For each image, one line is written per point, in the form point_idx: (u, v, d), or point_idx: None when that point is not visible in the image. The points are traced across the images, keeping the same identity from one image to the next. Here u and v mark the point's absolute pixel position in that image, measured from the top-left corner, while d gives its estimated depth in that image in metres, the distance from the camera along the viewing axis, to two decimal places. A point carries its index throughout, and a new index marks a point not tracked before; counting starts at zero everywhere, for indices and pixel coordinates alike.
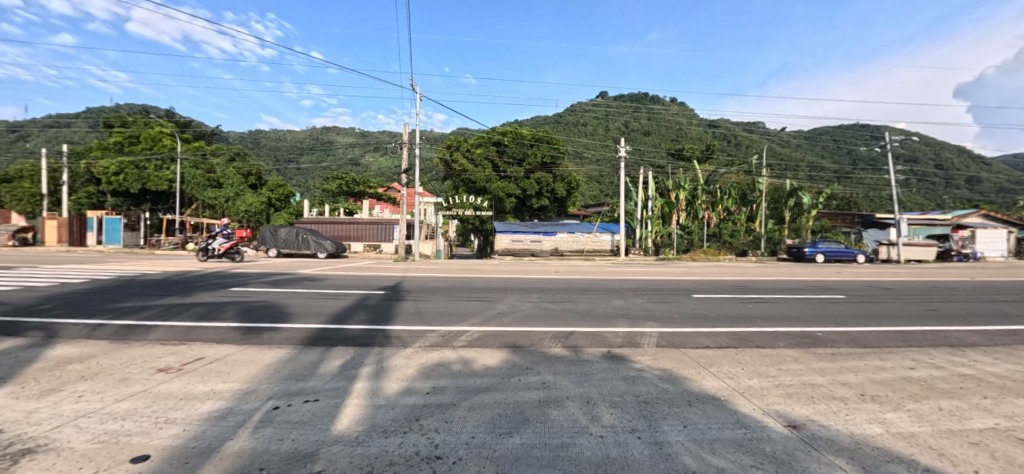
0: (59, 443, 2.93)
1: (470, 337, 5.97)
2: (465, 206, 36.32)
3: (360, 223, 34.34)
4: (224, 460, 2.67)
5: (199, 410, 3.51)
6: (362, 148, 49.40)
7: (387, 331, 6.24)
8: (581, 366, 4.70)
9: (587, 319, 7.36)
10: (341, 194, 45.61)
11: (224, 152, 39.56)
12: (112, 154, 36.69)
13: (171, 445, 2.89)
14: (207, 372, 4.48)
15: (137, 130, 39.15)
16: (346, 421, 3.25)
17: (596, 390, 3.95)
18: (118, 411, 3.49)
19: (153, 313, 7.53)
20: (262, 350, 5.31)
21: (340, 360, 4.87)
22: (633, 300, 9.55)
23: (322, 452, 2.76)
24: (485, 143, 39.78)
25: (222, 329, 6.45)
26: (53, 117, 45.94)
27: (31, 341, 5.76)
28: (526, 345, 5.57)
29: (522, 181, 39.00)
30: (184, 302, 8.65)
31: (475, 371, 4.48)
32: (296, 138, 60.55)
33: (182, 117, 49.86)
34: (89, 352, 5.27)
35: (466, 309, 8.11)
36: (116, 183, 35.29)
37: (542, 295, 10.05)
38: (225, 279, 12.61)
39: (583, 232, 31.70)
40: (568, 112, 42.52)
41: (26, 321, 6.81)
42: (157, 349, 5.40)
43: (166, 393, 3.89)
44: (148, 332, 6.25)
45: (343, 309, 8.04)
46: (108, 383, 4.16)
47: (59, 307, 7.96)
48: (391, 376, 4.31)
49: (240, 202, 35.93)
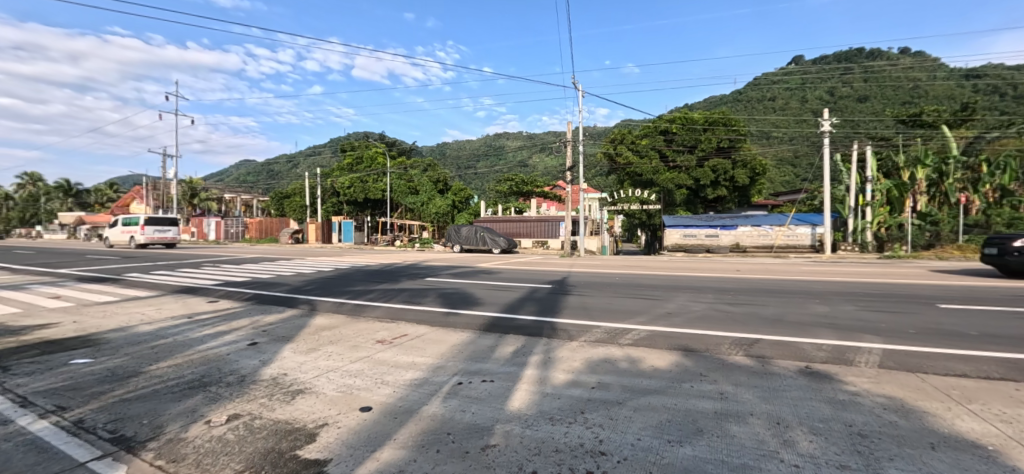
0: (317, 389, 3.96)
1: (637, 335, 5.78)
2: (631, 200, 34.95)
3: (531, 220, 36.46)
4: (421, 421, 3.19)
5: (405, 377, 4.25)
6: (528, 150, 52.44)
7: (554, 323, 6.53)
8: (769, 380, 4.06)
9: (776, 326, 6.30)
10: (511, 194, 49.79)
11: (420, 165, 46.94)
12: (346, 173, 47.70)
13: (386, 402, 3.59)
14: (410, 346, 5.40)
15: (361, 152, 49.86)
16: (517, 403, 3.52)
17: (789, 410, 3.35)
18: (352, 369, 4.50)
19: (374, 296, 9.47)
20: (449, 332, 6.13)
21: (512, 347, 5.27)
22: (844, 308, 7.71)
23: (497, 427, 3.05)
24: (651, 133, 37.87)
25: (421, 311, 7.73)
26: (311, 149, 61.97)
27: (301, 312, 7.93)
28: (701, 349, 5.08)
29: (694, 171, 35.60)
30: (394, 288, 10.61)
31: (643, 372, 4.30)
32: (473, 146, 68.15)
33: (391, 139, 61.29)
34: (335, 322, 6.96)
35: (632, 307, 7.82)
36: (349, 194, 45.58)
37: (718, 295, 9.02)
38: (420, 270, 15.01)
39: (772, 225, 27.36)
40: (750, 86, 37.39)
41: (299, 297, 9.39)
42: (377, 325, 6.76)
43: (380, 360, 4.82)
44: (370, 311, 7.89)
45: (515, 300, 8.72)
46: (346, 348, 5.40)
47: (316, 288, 10.71)
48: (558, 367, 4.48)
49: (432, 206, 41.81)
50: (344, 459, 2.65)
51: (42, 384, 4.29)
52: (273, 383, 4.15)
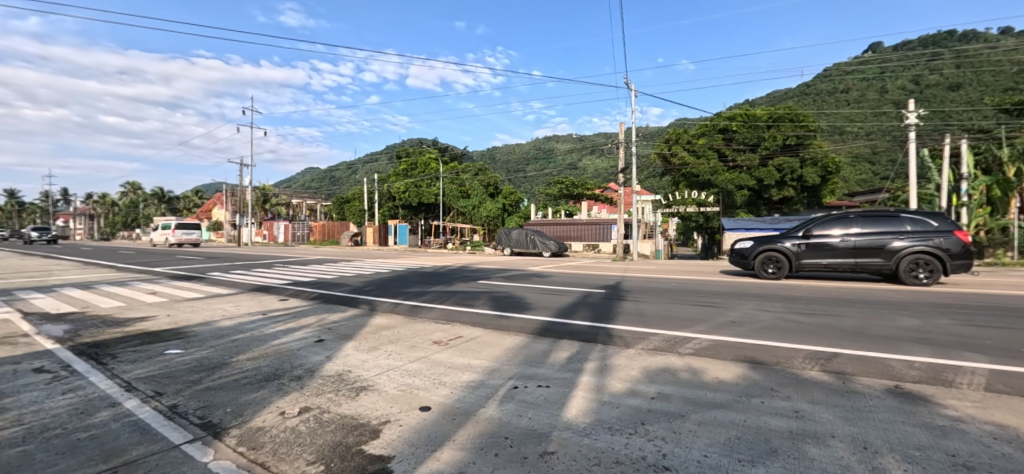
0: (379, 386, 4.12)
1: (698, 344, 5.51)
2: (687, 202, 33.40)
3: (581, 223, 36.09)
4: (479, 423, 3.22)
5: (461, 378, 4.33)
6: (579, 153, 52.03)
7: (610, 329, 6.38)
8: (851, 399, 3.71)
9: (857, 339, 5.75)
10: (561, 197, 49.84)
11: (471, 169, 47.98)
12: (402, 178, 49.73)
13: (444, 402, 3.66)
14: (466, 348, 5.50)
15: (415, 158, 51.68)
16: (574, 410, 3.47)
17: (876, 435, 3.04)
18: (410, 369, 4.65)
19: (429, 297, 9.74)
20: (502, 335, 6.18)
21: (566, 352, 5.21)
22: (938, 322, 6.90)
23: (554, 434, 3.01)
24: (708, 131, 36.30)
25: (475, 313, 7.86)
26: (370, 156, 65.24)
27: (362, 311, 8.32)
28: (770, 362, 4.76)
29: (757, 170, 33.61)
30: (448, 290, 10.87)
31: (706, 384, 4.09)
32: (523, 150, 68.62)
33: (443, 145, 63.13)
34: (394, 322, 7.24)
35: (692, 314, 7.47)
36: (404, 199, 47.38)
37: (788, 304, 8.39)
38: (473, 272, 15.28)
39: None
40: (820, 79, 34.77)
41: (360, 297, 9.87)
42: (433, 326, 6.94)
43: (437, 361, 4.94)
44: (426, 312, 8.13)
45: (568, 304, 8.63)
46: (405, 348, 5.60)
47: (375, 289, 11.22)
48: (615, 375, 4.36)
49: (482, 210, 42.46)
50: (406, 456, 2.74)
51: (143, 371, 4.80)
52: (339, 378, 4.38)
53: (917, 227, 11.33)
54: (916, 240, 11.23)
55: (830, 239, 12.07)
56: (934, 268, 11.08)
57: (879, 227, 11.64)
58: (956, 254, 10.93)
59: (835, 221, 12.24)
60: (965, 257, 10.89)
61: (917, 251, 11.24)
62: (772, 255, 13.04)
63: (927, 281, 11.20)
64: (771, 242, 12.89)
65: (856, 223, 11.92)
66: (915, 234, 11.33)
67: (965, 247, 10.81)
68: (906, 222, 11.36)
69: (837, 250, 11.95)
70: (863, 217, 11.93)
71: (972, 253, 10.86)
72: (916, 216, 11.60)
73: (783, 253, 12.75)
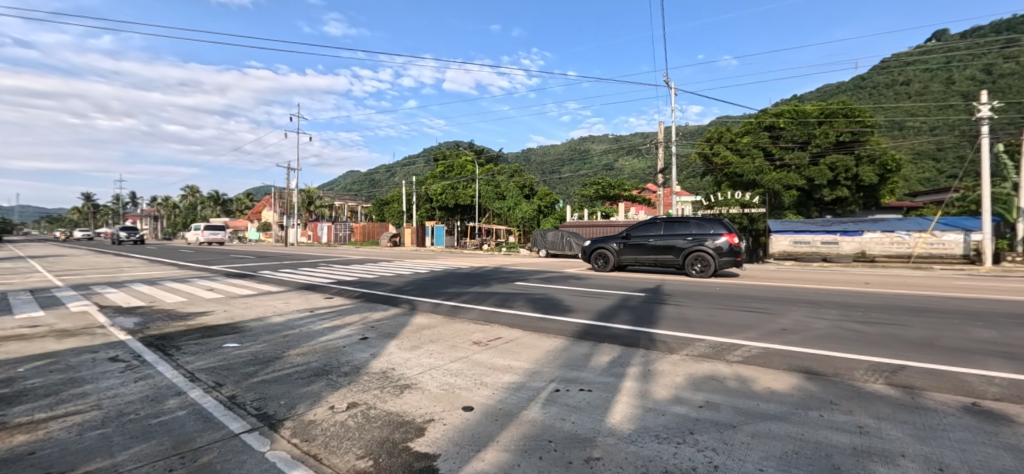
0: (422, 385, 4.20)
1: (747, 352, 5.28)
2: (730, 204, 31.50)
3: (618, 225, 35.53)
4: (521, 425, 3.22)
5: (502, 379, 4.35)
6: (615, 153, 51.27)
7: (652, 334, 6.23)
8: (922, 416, 3.43)
9: (925, 351, 5.33)
10: (597, 198, 49.38)
11: (507, 171, 48.22)
12: (439, 181, 50.75)
13: (487, 403, 3.69)
14: (505, 349, 5.52)
15: (451, 160, 52.50)
16: (618, 416, 3.40)
17: (953, 456, 2.79)
18: (452, 368, 4.72)
19: (467, 298, 9.87)
20: (541, 337, 6.15)
21: (608, 357, 5.12)
22: (1020, 334, 6.29)
23: (599, 440, 2.96)
24: (753, 129, 34.83)
25: (514, 315, 7.88)
26: (408, 159, 66.99)
27: (403, 310, 8.53)
28: (828, 373, 4.48)
29: (807, 169, 31.95)
30: (486, 290, 10.97)
31: (758, 394, 3.90)
32: (558, 151, 68.29)
33: (480, 148, 63.90)
34: (434, 322, 7.37)
35: (739, 320, 7.17)
36: (441, 201, 48.31)
37: (844, 311, 7.90)
38: (509, 274, 15.36)
39: (909, 232, 23.27)
40: (878, 71, 32.61)
41: (401, 297, 10.13)
42: (472, 326, 7.02)
43: (478, 361, 4.99)
44: (466, 312, 8.22)
45: (608, 307, 8.50)
46: (446, 347, 5.69)
47: (415, 289, 11.49)
48: (659, 381, 4.24)
49: (518, 211, 42.60)
50: (451, 456, 2.76)
51: (204, 363, 5.11)
52: (383, 376, 4.50)
53: (701, 229, 14.22)
54: (696, 241, 14.13)
55: (644, 239, 14.97)
56: (706, 263, 13.92)
57: (677, 230, 14.53)
58: (723, 253, 13.71)
59: (649, 225, 15.29)
60: (729, 255, 13.63)
61: (693, 250, 14.12)
62: (604, 252, 16.12)
63: (701, 274, 13.93)
64: (603, 241, 15.87)
65: (661, 226, 14.88)
66: (698, 235, 14.21)
67: (730, 246, 13.62)
68: (692, 225, 14.27)
69: (644, 247, 14.90)
70: (666, 221, 14.90)
71: (736, 251, 13.60)
72: (705, 222, 14.47)
73: (610, 250, 15.75)
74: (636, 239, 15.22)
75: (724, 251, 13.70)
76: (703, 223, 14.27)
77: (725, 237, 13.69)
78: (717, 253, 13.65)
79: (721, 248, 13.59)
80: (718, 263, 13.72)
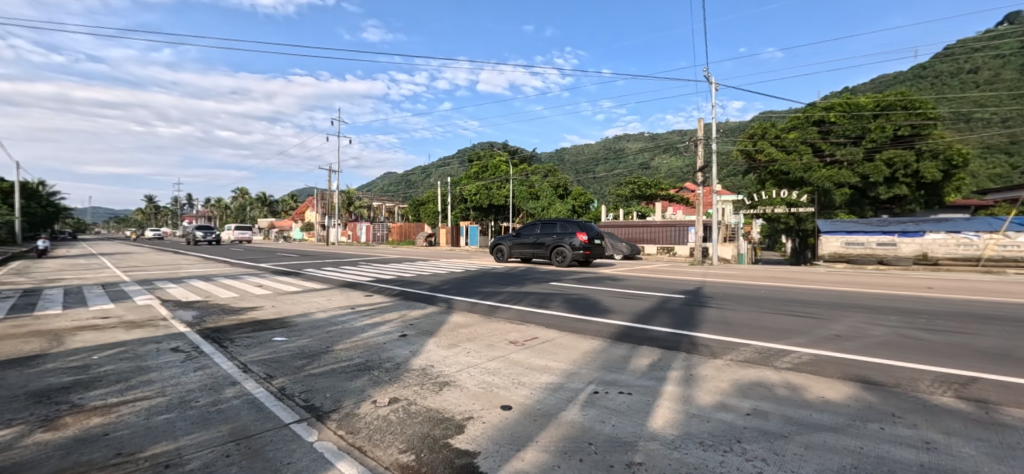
0: (461, 382, 4.25)
1: (798, 359, 5.02)
2: (774, 203, 30.14)
3: (655, 225, 34.64)
4: (560, 426, 3.20)
5: (540, 379, 4.33)
6: (652, 152, 50.10)
7: (693, 338, 6.04)
8: (999, 433, 3.14)
9: (1000, 362, 4.89)
10: (633, 198, 48.48)
11: (541, 171, 48.09)
12: (473, 181, 51.29)
13: (525, 403, 3.68)
14: (542, 350, 5.50)
15: (485, 161, 52.93)
16: (660, 421, 3.32)
17: None
18: (489, 367, 4.76)
19: (502, 298, 9.91)
20: (578, 338, 6.09)
21: (648, 360, 5.00)
22: None
23: (640, 445, 2.90)
24: (801, 124, 33.15)
25: (550, 315, 7.85)
26: (443, 161, 68.06)
27: (440, 309, 8.67)
28: (888, 384, 4.19)
29: (861, 166, 30.06)
30: (521, 290, 10.98)
31: (810, 403, 3.70)
32: (593, 150, 67.46)
33: (513, 148, 64.09)
34: (471, 321, 7.45)
35: (787, 325, 6.83)
36: (475, 201, 48.83)
37: (905, 318, 7.37)
38: (544, 274, 15.30)
39: (978, 232, 21.47)
40: (942, 59, 30.29)
41: (437, 296, 10.31)
42: (508, 326, 7.04)
43: (515, 361, 5.00)
44: (501, 312, 8.25)
45: (646, 309, 8.30)
46: (483, 346, 5.74)
47: (451, 288, 11.65)
48: (702, 386, 4.11)
49: (552, 211, 42.40)
50: (491, 454, 2.79)
51: (256, 355, 5.40)
52: (423, 373, 4.59)
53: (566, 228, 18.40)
54: (560, 238, 18.37)
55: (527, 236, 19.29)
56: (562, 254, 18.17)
57: (549, 230, 18.72)
58: (577, 247, 17.80)
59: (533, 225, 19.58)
60: (580, 249, 17.75)
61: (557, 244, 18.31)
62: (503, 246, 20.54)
63: (561, 262, 18.13)
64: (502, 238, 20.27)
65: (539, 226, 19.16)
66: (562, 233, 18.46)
67: (581, 242, 17.73)
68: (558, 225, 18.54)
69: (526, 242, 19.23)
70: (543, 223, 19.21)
71: (585, 245, 17.71)
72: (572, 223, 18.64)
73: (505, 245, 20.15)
74: (523, 236, 19.54)
75: (576, 246, 17.86)
76: (563, 224, 18.58)
77: (576, 236, 17.85)
78: (572, 248, 17.73)
79: (572, 244, 17.74)
80: (572, 254, 17.88)
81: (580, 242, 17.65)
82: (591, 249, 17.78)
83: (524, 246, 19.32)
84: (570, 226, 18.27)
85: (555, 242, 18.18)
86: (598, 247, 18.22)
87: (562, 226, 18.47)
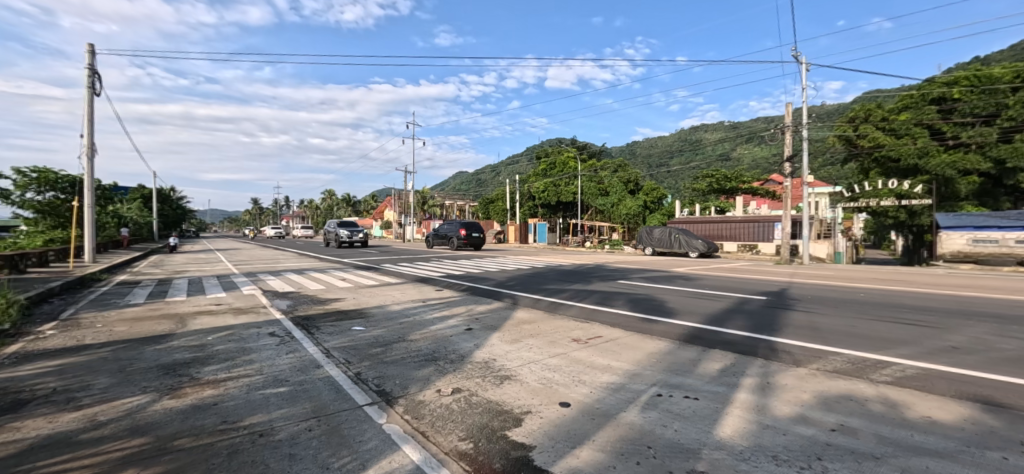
0: (521, 377, 4.33)
1: (899, 372, 4.43)
2: (880, 194, 26.62)
3: (735, 221, 32.32)
4: (619, 427, 3.14)
5: (601, 379, 4.27)
6: (732, 142, 46.63)
7: (773, 343, 5.58)
8: None
9: None
10: (711, 192, 45.68)
11: (610, 166, 46.94)
12: (541, 178, 51.40)
13: (584, 401, 3.66)
14: (605, 349, 5.40)
15: (554, 158, 52.78)
16: (729, 429, 3.12)
17: None
18: (550, 364, 4.78)
19: (567, 295, 9.86)
20: (644, 339, 5.90)
21: (719, 364, 4.71)
22: None
23: (704, 453, 2.76)
24: (914, 104, 28.95)
25: (615, 314, 7.66)
26: (511, 159, 68.94)
27: (505, 305, 8.82)
28: (1017, 407, 3.56)
29: (994, 148, 25.74)
30: (587, 288, 10.84)
31: (911, 423, 3.26)
32: (666, 143, 64.42)
33: (582, 144, 63.23)
34: (535, 318, 7.51)
35: (889, 333, 6.05)
36: (543, 198, 48.94)
37: None
38: (612, 272, 14.93)
39: None
40: None
41: (504, 292, 10.51)
42: (573, 323, 7.00)
43: (577, 359, 4.96)
44: (566, 310, 8.22)
45: (721, 311, 7.80)
46: (545, 343, 5.75)
47: (517, 285, 11.81)
48: (780, 396, 3.79)
49: (622, 207, 41.35)
50: (546, 449, 2.81)
51: (338, 342, 5.90)
52: (486, 366, 4.73)
53: (457, 226, 29.32)
54: (452, 233, 29.48)
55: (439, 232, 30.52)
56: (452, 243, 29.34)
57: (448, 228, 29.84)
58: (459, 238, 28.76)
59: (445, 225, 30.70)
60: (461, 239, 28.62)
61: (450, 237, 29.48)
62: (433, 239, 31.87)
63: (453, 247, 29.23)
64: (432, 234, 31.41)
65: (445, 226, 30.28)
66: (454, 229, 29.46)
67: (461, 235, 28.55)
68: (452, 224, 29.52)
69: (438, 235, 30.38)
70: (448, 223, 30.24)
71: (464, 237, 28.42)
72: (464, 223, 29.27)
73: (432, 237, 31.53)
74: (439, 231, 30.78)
75: (459, 237, 28.81)
76: (456, 224, 29.54)
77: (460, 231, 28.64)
78: (457, 239, 28.75)
79: (456, 236, 28.68)
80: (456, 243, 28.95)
81: (461, 235, 28.61)
82: (468, 239, 28.56)
83: (438, 238, 30.63)
84: (457, 225, 29.21)
85: (449, 235, 29.34)
86: (475, 237, 29.09)
87: (455, 226, 29.40)
